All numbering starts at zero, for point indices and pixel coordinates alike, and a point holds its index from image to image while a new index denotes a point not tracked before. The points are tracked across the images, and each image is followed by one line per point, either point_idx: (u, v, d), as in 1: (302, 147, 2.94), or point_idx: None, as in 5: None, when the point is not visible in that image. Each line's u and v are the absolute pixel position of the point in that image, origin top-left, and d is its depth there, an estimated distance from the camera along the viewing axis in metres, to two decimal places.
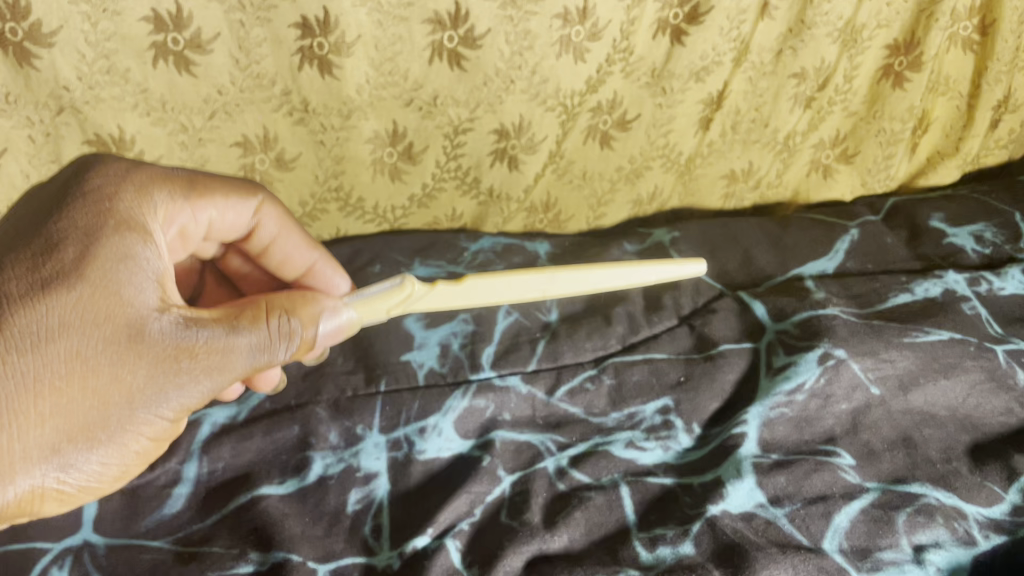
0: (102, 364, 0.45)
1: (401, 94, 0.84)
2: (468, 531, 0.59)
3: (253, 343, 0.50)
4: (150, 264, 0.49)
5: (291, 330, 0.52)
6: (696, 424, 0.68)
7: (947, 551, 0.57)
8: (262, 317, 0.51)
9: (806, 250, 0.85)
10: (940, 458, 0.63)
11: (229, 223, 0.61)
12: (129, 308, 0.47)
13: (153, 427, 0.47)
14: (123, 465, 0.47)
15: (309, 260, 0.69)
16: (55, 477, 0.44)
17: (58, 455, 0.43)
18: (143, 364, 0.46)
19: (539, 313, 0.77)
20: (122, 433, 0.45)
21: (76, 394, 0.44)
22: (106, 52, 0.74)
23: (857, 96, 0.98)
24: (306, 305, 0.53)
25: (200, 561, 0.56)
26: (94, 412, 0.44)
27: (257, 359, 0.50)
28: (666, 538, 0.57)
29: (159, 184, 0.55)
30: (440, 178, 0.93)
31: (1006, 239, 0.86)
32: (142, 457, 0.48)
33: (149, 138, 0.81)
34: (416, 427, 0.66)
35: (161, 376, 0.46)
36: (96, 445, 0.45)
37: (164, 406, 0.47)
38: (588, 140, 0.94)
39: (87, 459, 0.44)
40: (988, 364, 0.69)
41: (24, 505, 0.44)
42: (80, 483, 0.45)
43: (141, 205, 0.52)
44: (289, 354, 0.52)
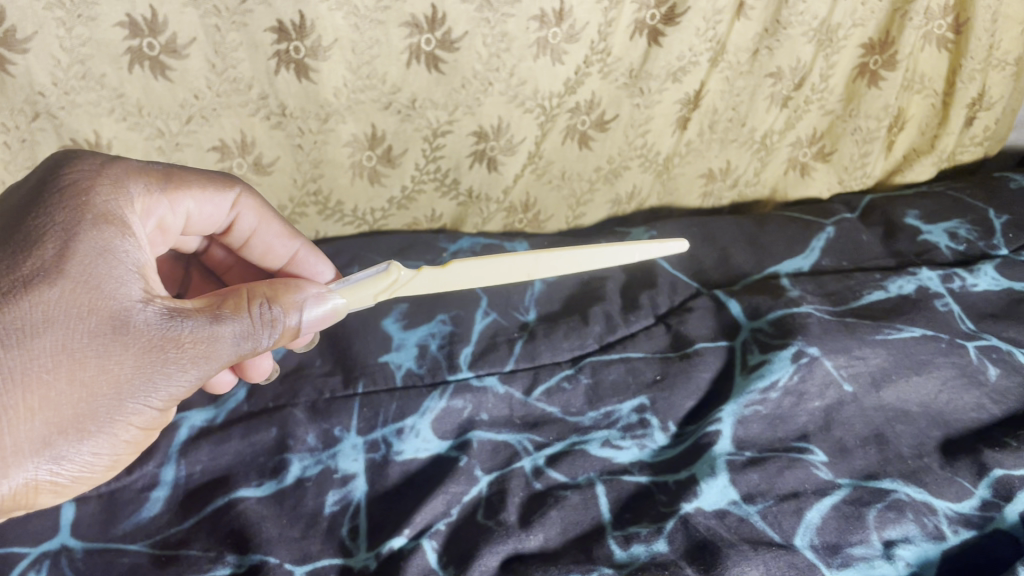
0: (88, 355, 0.43)
1: (379, 97, 0.85)
2: (444, 531, 0.59)
3: (239, 331, 0.48)
4: (131, 256, 0.48)
5: (273, 316, 0.50)
6: (672, 423, 0.68)
7: (916, 546, 0.57)
8: (245, 305, 0.49)
9: (782, 248, 0.86)
10: (912, 454, 0.64)
11: (208, 217, 0.61)
12: (112, 299, 0.45)
13: (143, 418, 0.45)
14: (113, 457, 0.45)
15: (291, 249, 0.69)
16: (48, 471, 0.42)
17: (50, 449, 0.42)
18: (130, 354, 0.44)
19: (517, 313, 0.78)
20: (113, 423, 0.44)
21: (65, 385, 0.42)
22: (81, 58, 0.74)
23: (833, 94, 0.98)
24: (289, 291, 0.52)
25: (178, 565, 0.57)
26: (84, 403, 0.43)
27: (243, 347, 0.49)
28: (640, 536, 0.57)
29: (135, 176, 0.53)
30: (420, 180, 0.94)
31: (980, 236, 0.87)
32: (131, 448, 0.46)
33: (126, 143, 0.81)
34: (394, 428, 0.66)
35: (149, 366, 0.45)
36: (86, 436, 0.43)
37: (153, 396, 0.45)
38: (567, 140, 0.95)
39: (78, 452, 0.43)
40: (961, 360, 0.70)
41: (19, 498, 0.42)
42: (72, 476, 0.43)
43: (118, 196, 0.51)
44: (273, 341, 0.50)
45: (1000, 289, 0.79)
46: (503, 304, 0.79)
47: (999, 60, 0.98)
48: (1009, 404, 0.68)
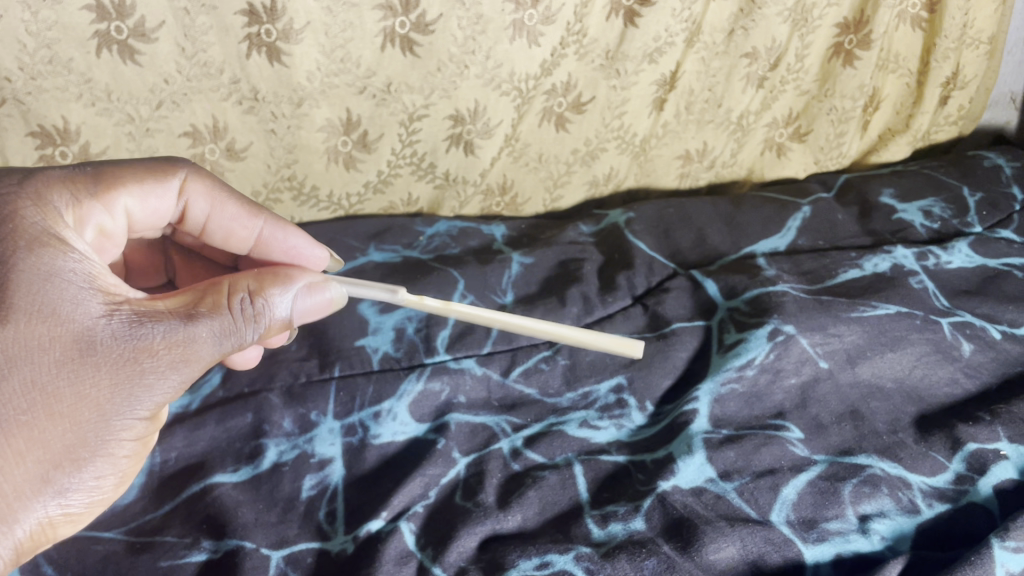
0: (62, 386, 0.43)
1: (353, 81, 0.84)
2: (422, 513, 0.59)
3: (216, 330, 0.48)
4: (78, 273, 0.46)
5: (255, 312, 0.50)
6: (650, 402, 0.69)
7: (891, 520, 0.58)
8: (222, 304, 0.49)
9: (758, 228, 0.86)
10: (887, 430, 0.64)
11: (153, 213, 0.60)
12: (72, 323, 0.44)
13: (136, 431, 0.46)
14: (117, 473, 0.46)
15: (255, 229, 0.65)
16: (57, 505, 0.43)
17: (51, 485, 0.43)
18: (104, 374, 0.44)
19: (494, 295, 0.78)
20: (106, 446, 0.45)
21: (46, 422, 0.42)
22: (48, 42, 0.73)
23: (809, 74, 0.99)
24: (273, 285, 0.52)
25: (152, 551, 0.56)
26: (72, 433, 0.43)
27: (226, 345, 0.49)
28: (618, 515, 0.57)
29: (55, 188, 0.51)
30: (396, 164, 0.92)
31: (954, 213, 0.87)
32: (134, 458, 0.47)
33: (95, 128, 0.80)
34: (371, 412, 0.66)
35: (127, 383, 0.45)
36: (83, 463, 0.44)
37: (139, 408, 0.46)
38: (543, 122, 0.94)
39: (80, 479, 0.44)
40: (934, 336, 0.71)
41: (36, 537, 0.43)
42: (83, 503, 0.45)
43: (44, 213, 0.48)
44: (257, 335, 0.51)
45: (973, 266, 0.80)
46: (479, 287, 0.78)
47: (972, 38, 0.99)
48: (982, 379, 0.69)
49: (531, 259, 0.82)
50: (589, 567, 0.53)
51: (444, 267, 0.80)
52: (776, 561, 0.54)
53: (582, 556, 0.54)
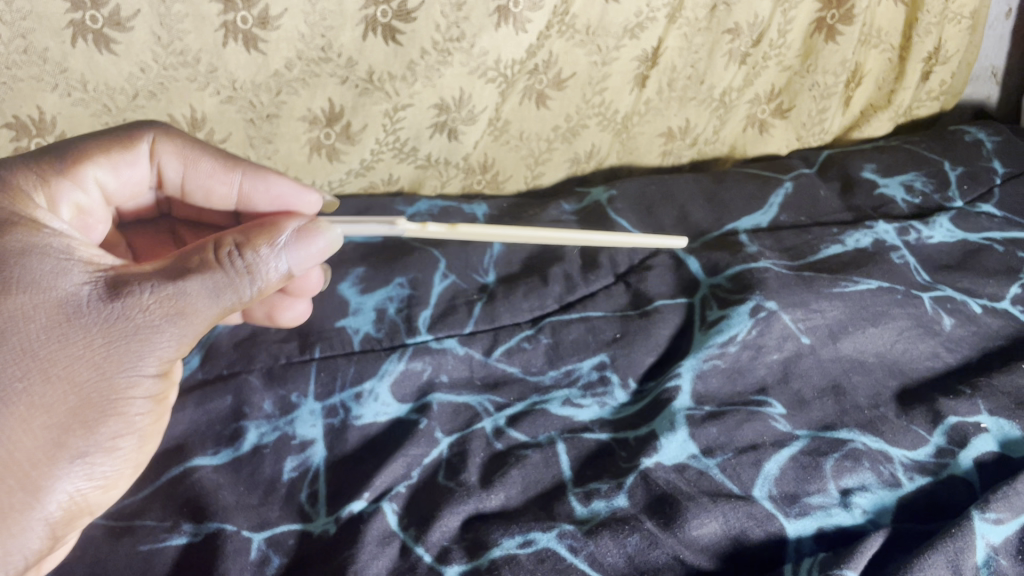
0: (56, 351, 0.44)
1: (336, 71, 0.83)
2: (404, 494, 0.59)
3: (209, 284, 0.48)
4: (57, 247, 0.47)
5: (248, 263, 0.50)
6: (632, 379, 0.69)
7: (872, 494, 0.58)
8: (212, 258, 0.49)
9: (741, 205, 0.86)
10: (868, 404, 0.64)
11: (128, 181, 0.60)
12: (55, 291, 0.45)
13: (146, 389, 0.47)
14: (135, 433, 0.47)
15: (233, 184, 0.65)
16: (80, 467, 0.44)
17: (68, 447, 0.44)
18: (98, 336, 0.45)
19: (476, 275, 0.77)
20: (113, 405, 0.45)
21: (48, 386, 0.43)
22: (23, 32, 0.72)
23: (791, 50, 0.98)
24: (261, 236, 0.51)
25: (132, 535, 0.55)
26: (74, 396, 0.44)
27: (223, 299, 0.49)
28: (601, 492, 0.57)
29: (25, 170, 0.52)
30: (379, 151, 0.91)
31: (935, 188, 0.88)
32: (152, 418, 0.48)
33: (71, 118, 0.79)
34: (352, 393, 0.65)
35: (122, 340, 0.45)
36: (95, 424, 0.45)
37: (143, 365, 0.46)
38: (524, 101, 0.92)
39: (97, 440, 0.45)
40: (915, 311, 0.71)
41: (70, 505, 0.44)
42: (106, 464, 0.45)
43: (15, 198, 0.49)
44: (257, 288, 0.50)
45: (955, 240, 0.80)
46: (461, 266, 0.77)
47: (955, 13, 0.99)
48: (963, 353, 0.69)
49: None
50: (572, 545, 0.53)
51: (426, 247, 0.79)
52: (759, 536, 0.54)
53: (566, 534, 0.54)
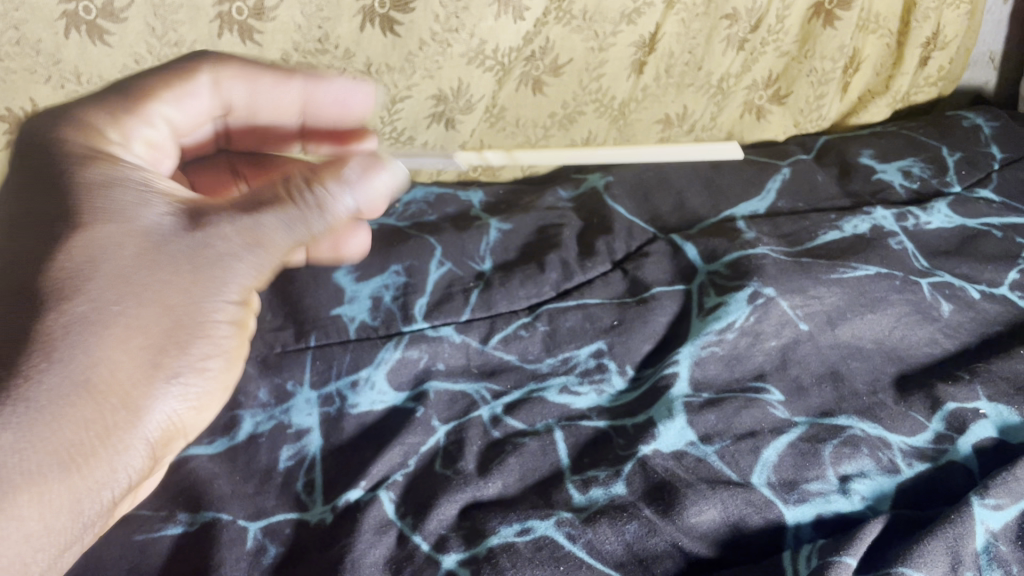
0: (147, 276, 0.43)
1: (333, 62, 0.82)
2: (401, 482, 0.58)
3: (282, 217, 0.47)
4: (137, 183, 0.47)
5: (320, 196, 0.48)
6: (630, 366, 0.68)
7: (871, 480, 0.57)
8: (286, 192, 0.48)
9: (738, 191, 0.85)
10: (867, 391, 0.64)
11: (193, 112, 0.58)
12: (139, 222, 0.45)
13: (229, 316, 0.46)
14: (222, 358, 0.46)
15: (296, 95, 0.63)
16: (175, 390, 0.43)
17: (163, 369, 0.42)
18: (184, 264, 0.44)
19: (472, 262, 0.76)
20: (203, 327, 0.44)
21: (141, 309, 0.42)
22: (15, 23, 0.71)
23: (789, 36, 0.98)
24: (331, 168, 0.50)
25: (127, 523, 0.55)
26: (166, 317, 0.43)
27: (297, 231, 0.47)
28: (598, 480, 0.57)
29: (94, 112, 0.51)
30: (375, 140, 0.89)
31: (933, 173, 0.87)
32: (237, 345, 0.47)
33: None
34: (348, 381, 0.65)
35: (205, 269, 0.45)
36: (185, 347, 0.43)
37: (226, 292, 0.45)
38: (520, 87, 0.91)
39: (189, 363, 0.44)
40: (914, 296, 0.71)
41: (166, 429, 0.43)
42: (197, 389, 0.44)
43: (85, 134, 0.49)
44: (328, 222, 0.48)
45: (953, 226, 0.80)
46: (457, 253, 0.77)
47: None
48: (962, 338, 0.69)
49: (510, 225, 0.81)
50: (570, 532, 0.53)
51: (421, 234, 0.78)
52: (757, 523, 0.54)
53: (564, 522, 0.54)
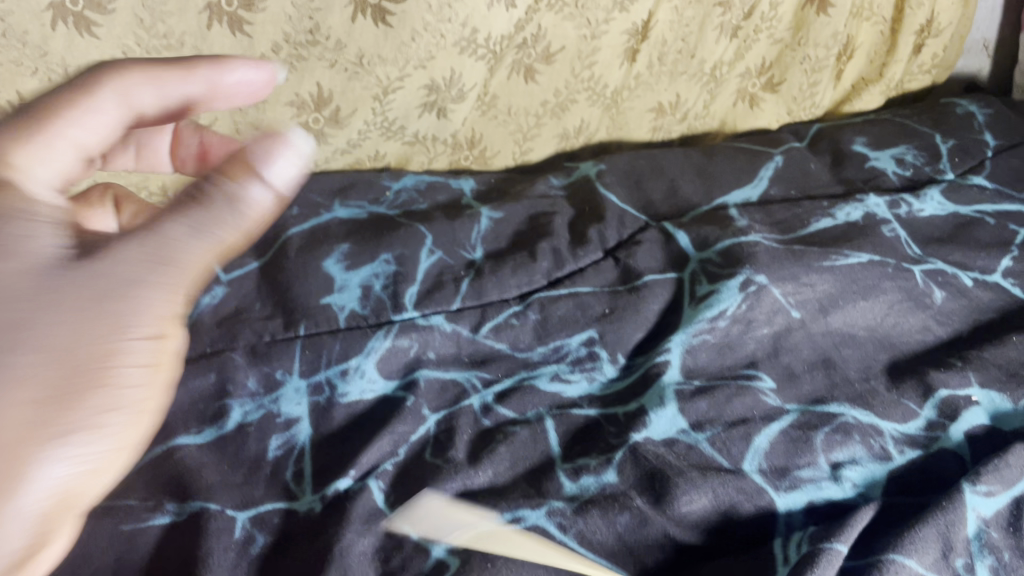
0: (31, 312, 0.33)
1: (324, 54, 0.79)
2: (391, 471, 0.58)
3: (190, 222, 0.37)
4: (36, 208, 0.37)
5: (233, 193, 0.38)
6: (621, 355, 0.68)
7: (863, 467, 0.57)
8: (202, 198, 0.38)
9: (730, 179, 0.85)
10: (858, 378, 0.64)
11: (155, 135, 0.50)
12: (28, 254, 0.34)
13: (144, 356, 0.36)
14: (130, 409, 0.36)
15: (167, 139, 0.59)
16: (68, 450, 0.33)
17: (51, 425, 0.33)
18: (76, 297, 0.34)
19: (464, 251, 0.76)
20: (104, 371, 0.34)
21: (25, 352, 0.32)
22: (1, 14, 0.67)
23: (782, 23, 0.97)
24: (241, 161, 0.39)
25: (114, 514, 0.54)
26: (58, 361, 0.33)
27: (207, 238, 0.37)
28: (589, 468, 0.57)
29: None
30: (366, 131, 0.87)
31: (927, 160, 0.87)
32: (153, 391, 0.37)
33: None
34: (337, 370, 0.64)
35: (101, 301, 0.35)
36: (86, 395, 0.34)
37: (133, 327, 0.35)
38: (512, 75, 0.90)
39: (84, 415, 0.34)
40: (907, 284, 0.70)
41: (59, 497, 0.34)
42: (102, 448, 0.35)
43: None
44: (241, 224, 0.38)
45: (946, 213, 0.80)
46: (447, 242, 0.76)
47: None
48: (953, 325, 0.69)
49: (501, 213, 0.80)
50: (561, 523, 0.53)
51: (412, 223, 0.77)
52: (748, 511, 0.54)
53: (554, 512, 0.53)
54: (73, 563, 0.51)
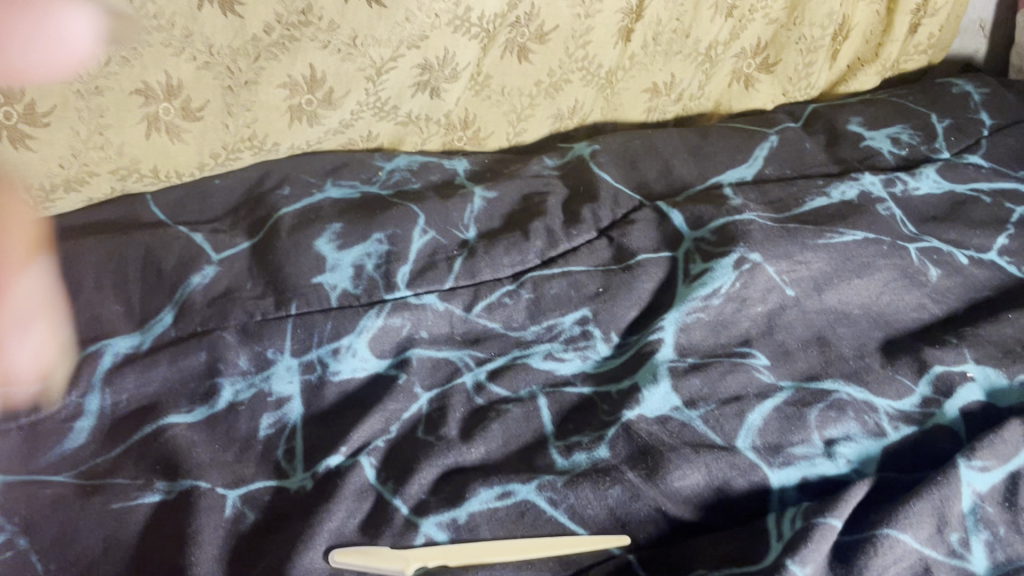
0: None
1: (317, 34, 0.77)
2: (382, 448, 0.57)
3: None
4: None
5: None
6: (615, 333, 0.68)
7: (857, 444, 0.57)
8: None
9: (725, 159, 0.85)
10: (853, 355, 0.64)
11: None
12: None
13: None
14: None
15: None
16: None
17: None
18: None
19: (457, 231, 0.75)
20: None
21: None
22: None
23: (777, 3, 0.96)
24: None
25: (104, 493, 0.54)
26: None
27: None
28: (582, 444, 0.56)
29: None
30: (359, 112, 0.85)
31: (922, 140, 0.86)
32: None
33: (40, 87, 0.68)
34: (329, 349, 0.64)
35: None
36: None
37: None
38: (506, 54, 0.89)
39: None
40: (902, 261, 0.70)
41: None
42: None
43: None
44: None
45: (942, 191, 0.79)
46: (440, 221, 0.75)
47: None
48: (948, 303, 0.69)
49: (494, 193, 0.80)
50: (552, 497, 0.53)
51: (403, 203, 0.77)
52: (741, 486, 0.54)
53: (545, 485, 0.53)
54: (62, 540, 0.51)
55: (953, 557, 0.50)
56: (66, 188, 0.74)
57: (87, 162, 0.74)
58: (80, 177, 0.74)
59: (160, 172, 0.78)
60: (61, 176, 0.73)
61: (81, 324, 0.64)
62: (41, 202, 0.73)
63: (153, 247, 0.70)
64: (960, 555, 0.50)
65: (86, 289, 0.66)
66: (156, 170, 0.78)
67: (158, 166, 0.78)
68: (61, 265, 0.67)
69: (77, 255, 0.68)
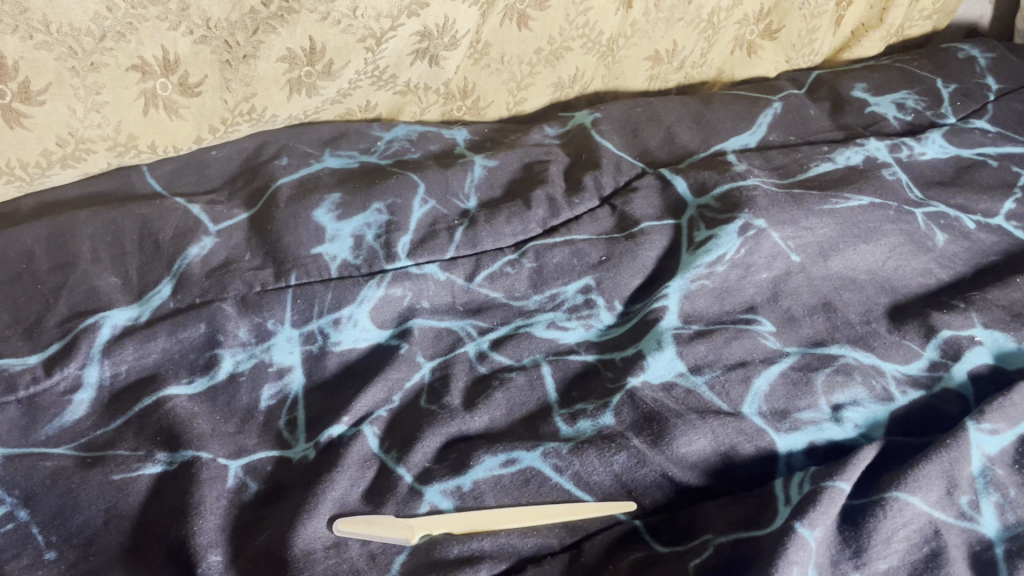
0: None
1: (316, 5, 0.75)
2: (385, 417, 0.57)
3: None
4: None
5: None
6: (618, 302, 0.67)
7: (864, 408, 0.57)
8: None
9: (728, 126, 0.84)
10: (859, 320, 0.63)
11: None
12: None
13: None
14: None
15: None
16: None
17: None
18: None
19: (457, 201, 0.74)
20: None
21: None
22: None
23: None
24: None
25: (104, 465, 0.53)
26: None
27: None
28: (587, 412, 0.56)
29: None
30: (357, 81, 0.84)
31: (928, 105, 0.85)
32: None
33: (34, 64, 0.66)
34: (329, 320, 0.63)
35: None
36: None
37: None
38: (505, 21, 0.88)
39: None
40: (908, 227, 0.70)
41: None
42: None
43: None
44: None
45: (947, 156, 0.78)
46: (440, 191, 0.74)
47: None
48: (955, 269, 0.68)
49: (495, 161, 0.79)
50: (557, 464, 0.52)
51: (403, 172, 0.76)
52: (748, 452, 0.53)
53: (550, 452, 0.53)
54: (63, 513, 0.50)
55: (962, 519, 0.49)
56: (62, 164, 0.72)
57: (85, 139, 0.72)
58: (77, 154, 0.73)
59: (157, 148, 0.77)
60: (58, 154, 0.71)
61: (78, 297, 0.63)
62: (37, 177, 0.72)
63: (150, 219, 0.69)
64: (969, 517, 0.49)
65: (83, 260, 0.65)
66: (154, 145, 0.76)
67: (156, 141, 0.76)
68: (57, 238, 0.67)
69: (72, 229, 0.68)
